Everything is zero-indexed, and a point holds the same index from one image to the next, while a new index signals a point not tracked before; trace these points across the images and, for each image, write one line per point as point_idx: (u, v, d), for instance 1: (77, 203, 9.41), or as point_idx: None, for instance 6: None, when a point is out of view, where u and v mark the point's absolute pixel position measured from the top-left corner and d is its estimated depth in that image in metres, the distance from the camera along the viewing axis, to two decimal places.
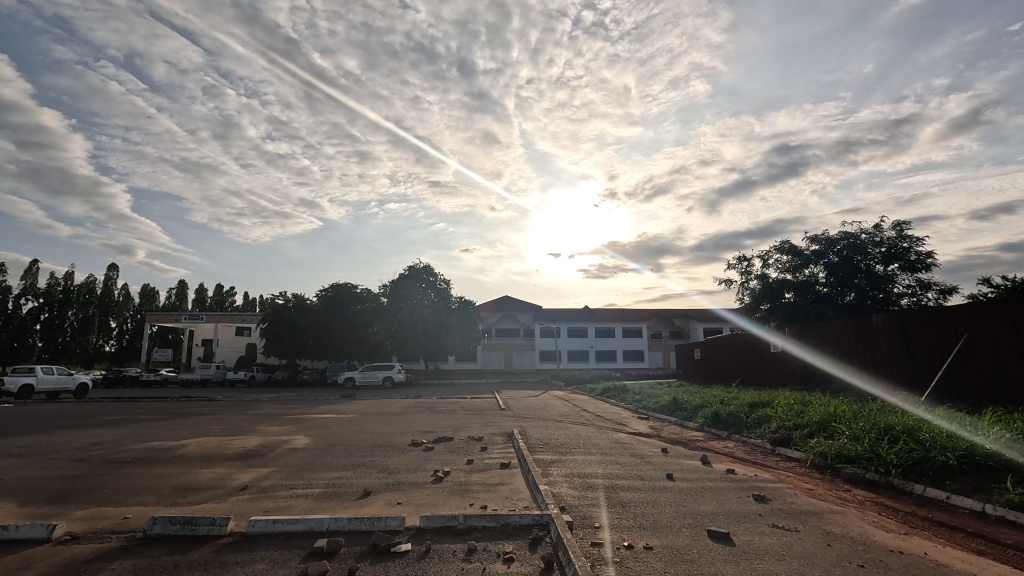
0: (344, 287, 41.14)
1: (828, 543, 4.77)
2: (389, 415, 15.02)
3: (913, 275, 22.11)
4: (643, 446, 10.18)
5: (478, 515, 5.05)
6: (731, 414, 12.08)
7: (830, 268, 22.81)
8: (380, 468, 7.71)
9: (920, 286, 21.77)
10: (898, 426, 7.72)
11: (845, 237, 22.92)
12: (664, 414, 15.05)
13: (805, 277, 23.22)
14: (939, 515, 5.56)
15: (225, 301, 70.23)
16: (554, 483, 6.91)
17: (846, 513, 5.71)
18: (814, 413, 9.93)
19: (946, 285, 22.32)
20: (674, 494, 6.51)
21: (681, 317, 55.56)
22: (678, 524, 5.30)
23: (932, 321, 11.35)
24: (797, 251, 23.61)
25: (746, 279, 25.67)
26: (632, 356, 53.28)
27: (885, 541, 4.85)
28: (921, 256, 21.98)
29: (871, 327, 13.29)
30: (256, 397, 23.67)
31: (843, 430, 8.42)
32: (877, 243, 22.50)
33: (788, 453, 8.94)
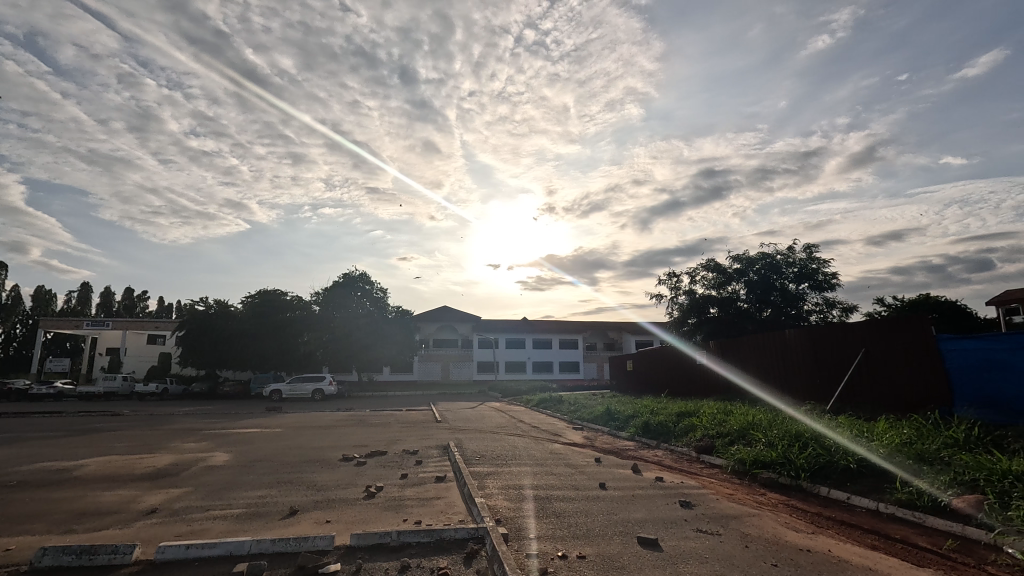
0: (273, 293, 39.31)
1: (746, 545, 5.08)
2: (319, 430, 14.38)
3: (820, 293, 24.19)
4: (577, 456, 10.39)
5: (412, 531, 4.94)
6: (659, 424, 12.63)
7: (749, 286, 24.51)
8: (308, 485, 7.35)
9: (826, 304, 23.85)
10: (807, 433, 8.38)
11: (763, 257, 24.75)
12: (598, 425, 15.44)
13: (728, 294, 24.83)
14: (841, 514, 6.08)
15: (134, 307, 64.40)
16: (489, 495, 6.91)
17: (762, 516, 6.11)
18: (734, 422, 10.59)
19: (848, 303, 24.62)
20: (606, 503, 6.69)
21: (615, 330, 57.43)
22: (609, 532, 5.45)
23: (838, 337, 12.42)
24: (720, 268, 25.22)
25: (676, 294, 27.05)
26: (567, 367, 54.44)
27: (795, 540, 5.23)
28: (827, 277, 24.13)
29: (785, 340, 14.37)
30: (168, 411, 21.80)
31: (760, 437, 9.04)
32: (790, 264, 24.44)
33: (711, 460, 9.47)
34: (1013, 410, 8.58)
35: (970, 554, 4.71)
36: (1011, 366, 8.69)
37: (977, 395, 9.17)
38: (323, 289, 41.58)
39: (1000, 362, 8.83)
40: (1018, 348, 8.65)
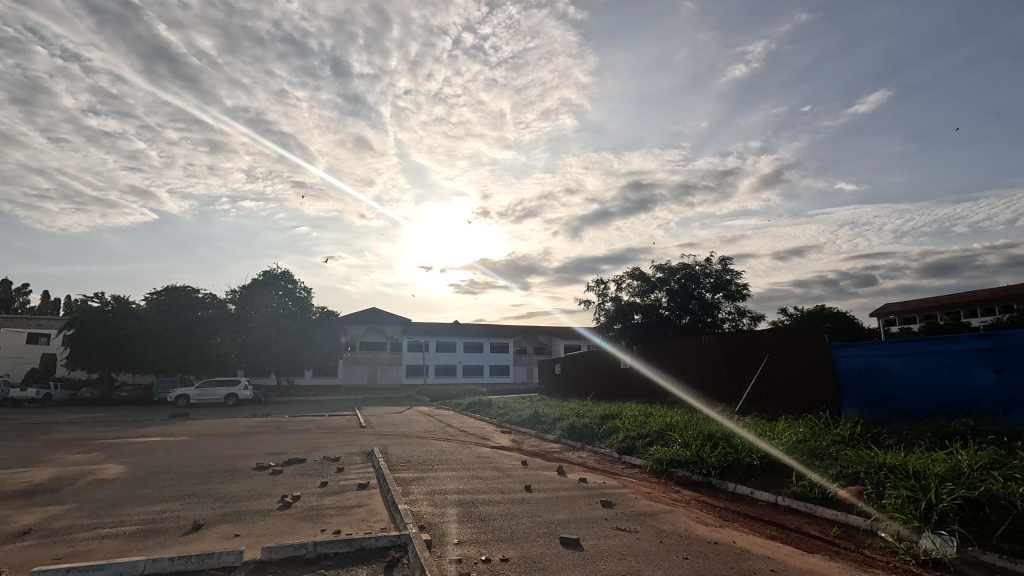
0: (182, 290, 36.28)
1: (660, 540, 5.34)
2: (230, 437, 13.41)
3: (733, 303, 26.03)
4: (504, 459, 10.44)
5: (330, 541, 4.73)
6: (584, 426, 12.99)
7: (670, 294, 25.89)
8: (215, 497, 6.82)
9: (738, 313, 25.70)
10: (718, 433, 8.96)
11: (683, 267, 26.25)
12: (525, 428, 15.62)
13: (651, 301, 26.08)
14: (745, 507, 6.55)
15: (11, 302, 56.91)
16: (413, 501, 6.77)
17: (676, 512, 6.45)
18: (653, 423, 11.12)
19: (756, 313, 26.67)
20: (531, 505, 6.77)
21: (544, 334, 58.46)
22: (533, 534, 5.52)
23: (746, 343, 13.41)
24: (645, 277, 26.46)
25: (603, 300, 28.03)
26: (497, 371, 54.71)
27: (704, 534, 5.57)
28: (739, 287, 26.01)
29: (701, 346, 15.29)
30: (50, 419, 19.43)
31: (676, 438, 9.56)
32: (707, 275, 26.10)
33: (632, 460, 9.88)
34: (887, 409, 9.61)
35: (851, 539, 5.23)
36: (886, 370, 9.71)
37: (859, 395, 10.21)
38: (240, 287, 38.80)
39: (877, 367, 9.88)
40: (891, 354, 9.67)
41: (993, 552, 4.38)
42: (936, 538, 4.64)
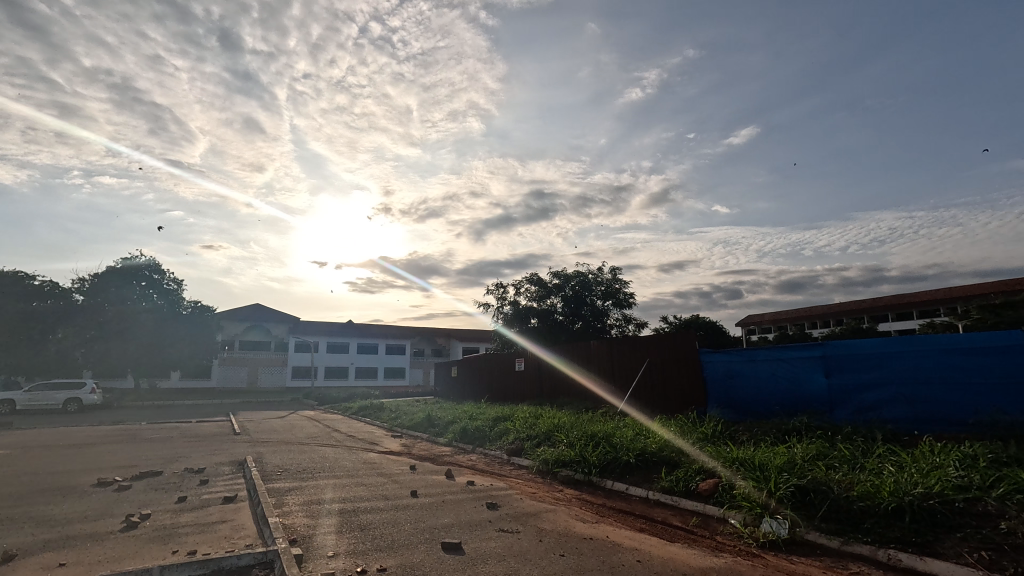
0: (12, 276, 30.69)
1: (540, 539, 5.50)
2: (67, 449, 11.54)
3: (621, 310, 27.75)
4: (391, 464, 10.12)
5: (182, 563, 4.24)
6: (476, 429, 13.05)
7: (565, 300, 26.98)
8: (38, 521, 5.80)
9: (625, 320, 27.47)
10: (600, 433, 9.48)
11: (578, 274, 27.51)
12: (417, 431, 15.32)
13: (547, 306, 27.01)
14: (620, 503, 6.98)
15: None
16: (287, 514, 6.31)
17: (557, 510, 6.70)
18: (542, 424, 11.47)
19: (641, 320, 28.69)
20: (416, 511, 6.64)
21: (443, 336, 57.93)
22: (414, 541, 5.40)
23: (630, 349, 14.36)
24: (542, 282, 27.35)
25: (502, 303, 28.50)
26: (392, 373, 53.19)
27: (581, 530, 5.85)
28: (626, 296, 27.80)
29: (590, 350, 16.11)
30: None
31: (562, 438, 9.95)
32: (599, 283, 27.58)
33: (520, 461, 10.11)
34: (743, 409, 10.80)
35: (707, 528, 5.78)
36: (744, 375, 10.92)
37: (722, 397, 11.35)
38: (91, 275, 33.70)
39: (736, 371, 11.09)
40: (748, 360, 10.87)
41: (815, 531, 5.08)
42: (773, 522, 5.27)
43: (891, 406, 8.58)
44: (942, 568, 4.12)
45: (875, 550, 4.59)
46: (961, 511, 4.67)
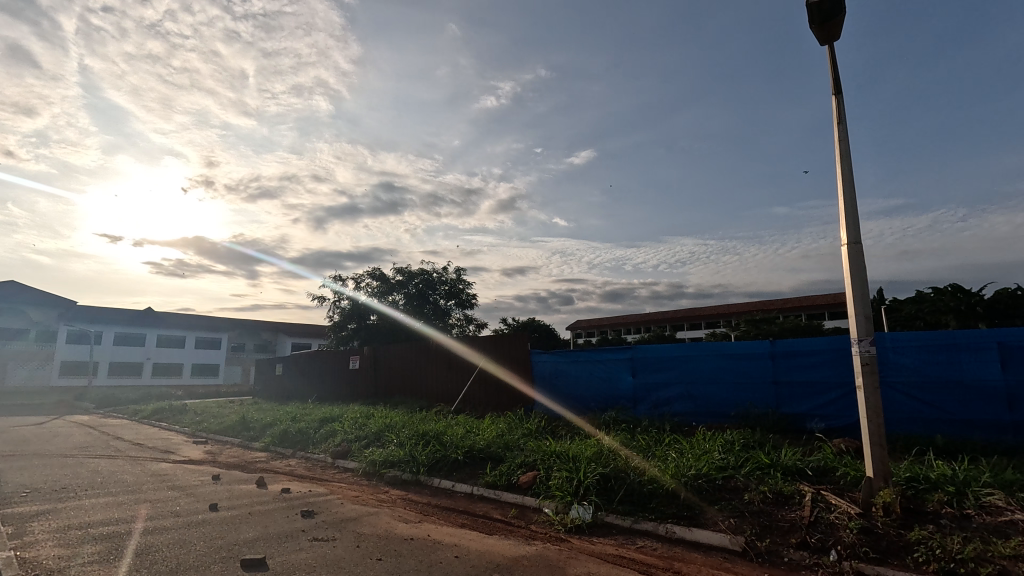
0: None
1: (357, 545, 5.24)
2: None
3: (462, 310, 28.14)
4: (188, 475, 8.74)
5: None
6: (299, 431, 12.03)
7: (407, 298, 26.46)
8: None
9: (465, 320, 27.98)
10: (431, 431, 9.45)
11: (422, 272, 27.23)
12: (227, 436, 13.58)
13: (388, 303, 26.25)
14: (445, 501, 7.02)
15: None
16: (30, 545, 5.02)
17: (379, 513, 6.48)
18: (372, 425, 11.03)
19: (481, 321, 29.50)
20: (213, 527, 5.82)
21: (269, 330, 52.49)
22: (206, 561, 4.72)
23: (467, 348, 14.57)
24: (384, 278, 26.49)
25: (339, 297, 26.89)
26: (203, 370, 46.49)
27: (402, 531, 5.72)
28: (469, 296, 28.28)
29: (428, 349, 16.00)
30: None
31: (392, 438, 9.69)
32: (443, 282, 27.63)
33: (345, 464, 9.57)
34: (565, 405, 11.80)
35: (524, 518, 6.11)
36: (567, 374, 11.90)
37: (547, 394, 12.22)
38: None
39: (561, 371, 12.01)
40: (571, 361, 11.87)
41: (613, 513, 5.71)
42: (580, 508, 5.79)
43: (678, 401, 10.10)
44: (703, 536, 4.95)
45: (656, 526, 5.31)
46: (720, 487, 5.68)
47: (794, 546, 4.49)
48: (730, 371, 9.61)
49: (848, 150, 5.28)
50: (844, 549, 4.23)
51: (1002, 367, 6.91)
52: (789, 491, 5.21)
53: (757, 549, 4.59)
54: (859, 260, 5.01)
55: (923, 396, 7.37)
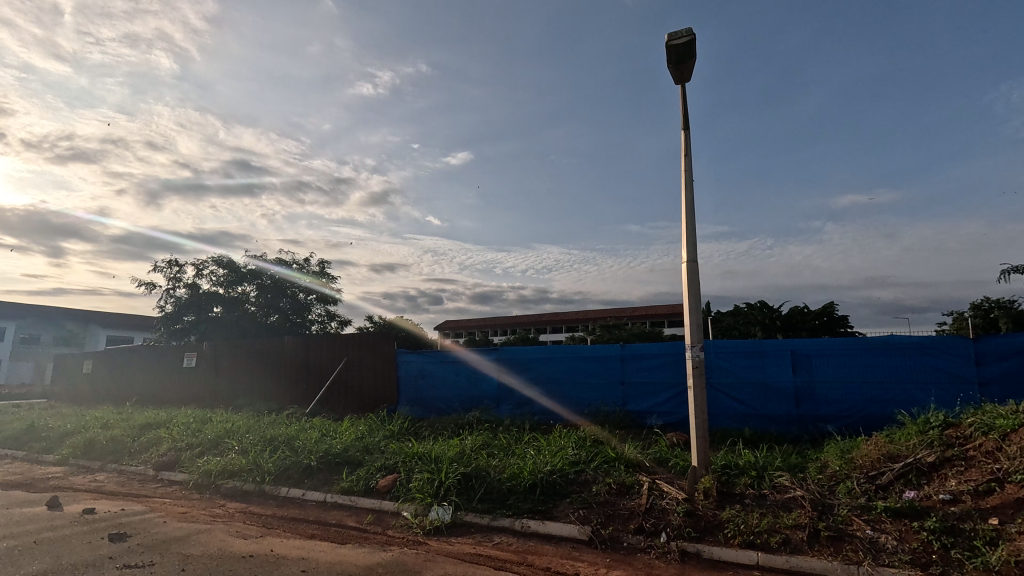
0: None
1: (182, 569, 4.56)
2: None
3: (324, 306, 26.14)
4: None
5: None
6: (111, 441, 10.18)
7: (260, 289, 24.04)
8: None
9: (327, 316, 26.20)
10: (281, 437, 8.66)
11: (279, 263, 24.86)
12: (7, 448, 11.00)
13: (236, 294, 23.59)
14: (293, 511, 6.45)
15: None
16: None
17: (212, 530, 5.73)
18: (209, 430, 9.77)
19: (345, 318, 27.83)
20: None
21: (77, 321, 43.82)
22: None
23: (326, 346, 13.59)
24: (233, 267, 23.74)
25: (175, 284, 23.47)
26: None
27: (240, 549, 5.13)
28: (333, 292, 26.26)
29: (281, 347, 14.62)
30: None
31: (234, 445, 8.67)
32: (304, 274, 25.27)
33: (171, 476, 8.32)
34: (429, 406, 11.70)
35: (380, 524, 5.88)
36: (433, 374, 11.79)
37: (411, 395, 11.99)
38: None
39: (428, 371, 11.85)
40: (438, 361, 11.78)
41: (472, 512, 5.77)
42: (439, 509, 5.75)
43: (539, 400, 10.60)
44: (555, 528, 5.23)
45: (513, 522, 5.47)
46: (572, 481, 6.06)
47: (632, 531, 4.97)
48: (585, 372, 10.34)
49: (691, 179, 6.00)
50: (672, 531, 4.79)
51: (792, 371, 8.41)
52: (630, 482, 5.75)
53: (601, 536, 4.98)
54: (696, 276, 5.72)
55: (737, 395, 8.68)
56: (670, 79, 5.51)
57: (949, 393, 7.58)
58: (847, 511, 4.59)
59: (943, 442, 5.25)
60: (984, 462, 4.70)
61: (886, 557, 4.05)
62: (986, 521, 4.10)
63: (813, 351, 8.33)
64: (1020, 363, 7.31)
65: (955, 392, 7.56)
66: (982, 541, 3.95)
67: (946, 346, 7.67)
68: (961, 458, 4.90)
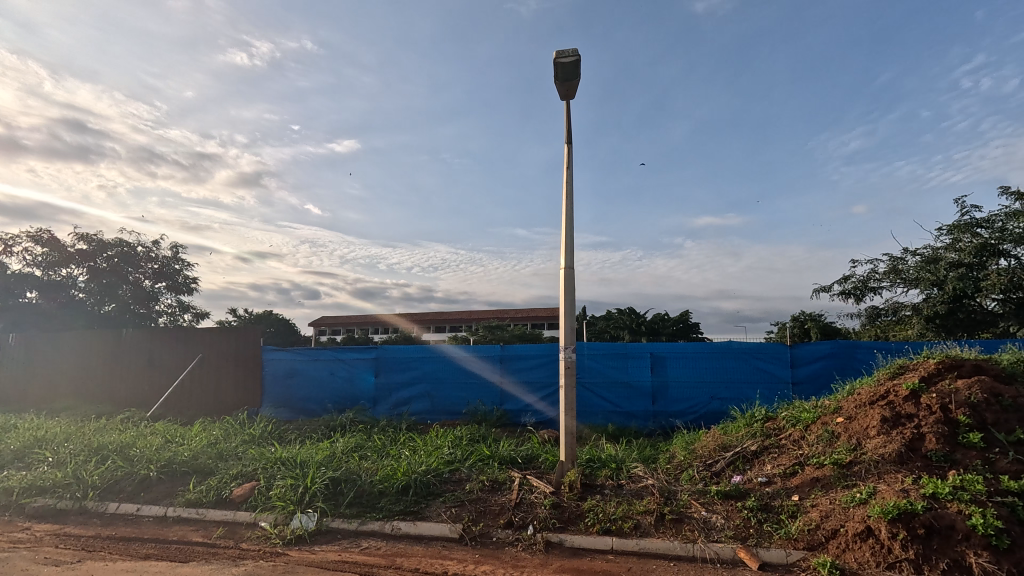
0: None
1: None
2: None
3: (176, 295, 22.91)
4: None
5: None
6: None
7: (92, 274, 20.49)
8: None
9: (180, 307, 23.14)
10: (112, 445, 7.48)
11: (119, 244, 21.21)
12: None
13: (59, 278, 19.92)
14: (123, 530, 5.62)
15: None
16: None
17: (11, 559, 4.78)
18: (13, 439, 8.12)
19: (202, 310, 24.69)
20: None
21: None
22: None
23: (175, 342, 12.00)
24: (57, 245, 20.00)
25: None
26: None
27: None
28: (188, 280, 23.09)
29: (118, 341, 12.64)
30: None
31: (46, 456, 7.31)
32: (151, 259, 21.83)
33: None
34: (299, 408, 10.96)
35: (233, 536, 5.37)
36: (304, 374, 11.04)
37: (279, 396, 11.12)
38: None
39: (297, 370, 11.07)
40: (310, 360, 11.05)
41: (339, 517, 5.51)
42: (303, 517, 5.41)
43: (417, 400, 10.46)
44: (426, 528, 5.20)
45: (383, 525, 5.33)
46: (446, 480, 6.09)
47: (502, 526, 5.12)
48: (465, 372, 10.42)
49: (571, 189, 6.35)
50: (538, 523, 5.03)
51: (651, 372, 9.29)
52: (503, 478, 5.92)
53: (472, 533, 5.06)
54: (571, 282, 6.07)
55: (604, 394, 9.39)
56: (557, 93, 5.78)
57: (770, 391, 8.94)
58: (689, 496, 5.20)
59: (763, 432, 6.18)
60: (792, 449, 5.63)
61: (716, 534, 4.66)
62: (790, 497, 4.91)
63: (669, 354, 9.29)
64: (822, 366, 8.87)
65: (775, 391, 8.93)
66: (787, 514, 4.73)
67: (771, 351, 9.01)
68: (776, 446, 5.82)
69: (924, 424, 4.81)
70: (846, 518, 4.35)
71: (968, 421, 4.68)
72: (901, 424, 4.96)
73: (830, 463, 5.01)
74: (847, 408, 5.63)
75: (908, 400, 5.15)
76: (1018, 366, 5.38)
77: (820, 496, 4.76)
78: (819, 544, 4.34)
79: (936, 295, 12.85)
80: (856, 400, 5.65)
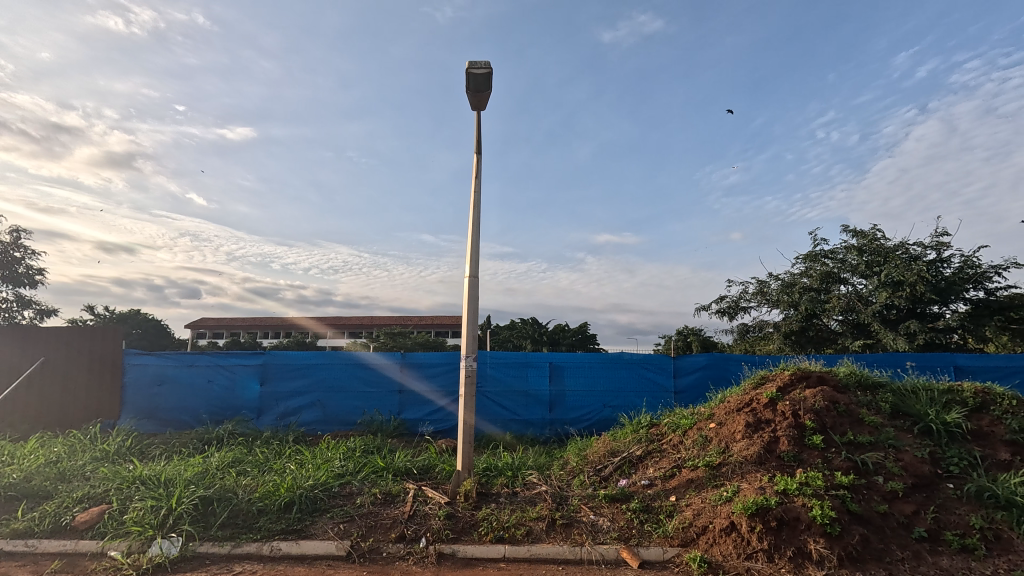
0: None
1: None
2: None
3: (14, 288, 19.48)
4: None
5: None
6: None
7: None
8: None
9: (18, 302, 19.69)
10: None
11: None
12: None
13: None
14: None
15: None
16: None
17: None
18: None
19: (48, 306, 21.25)
20: None
21: None
22: None
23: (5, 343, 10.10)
24: None
25: None
26: None
27: None
28: (30, 271, 19.76)
29: None
30: None
31: None
32: None
33: None
34: (167, 419, 9.81)
35: (72, 570, 4.63)
36: (175, 381, 9.91)
37: (142, 405, 9.86)
38: None
39: (167, 376, 9.92)
40: (184, 366, 9.95)
41: (209, 541, 4.99)
42: (165, 542, 4.83)
43: (307, 410, 9.83)
44: (309, 547, 4.87)
45: (261, 546, 4.91)
46: (334, 494, 5.77)
47: (393, 540, 4.95)
48: (362, 380, 9.99)
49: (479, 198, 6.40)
50: (432, 535, 4.94)
51: (549, 381, 9.59)
52: (397, 490, 5.75)
53: (360, 549, 4.84)
54: (475, 291, 6.10)
55: (504, 403, 9.50)
56: (469, 103, 5.82)
57: (655, 399, 9.62)
58: (579, 500, 5.42)
59: (647, 438, 6.63)
60: (671, 452, 6.10)
61: (602, 536, 4.89)
62: (668, 498, 5.31)
63: (566, 364, 9.65)
64: (699, 377, 9.73)
65: (659, 398, 9.63)
66: (665, 514, 5.10)
67: (657, 362, 9.71)
68: (658, 450, 6.27)
69: (779, 429, 5.47)
70: (714, 515, 4.79)
71: (813, 425, 5.39)
72: (761, 429, 5.59)
73: (703, 465, 5.51)
74: (718, 415, 6.22)
75: (767, 407, 5.83)
76: (852, 376, 6.29)
77: (693, 496, 5.20)
78: (691, 540, 4.73)
79: (792, 315, 14.77)
80: (726, 407, 6.27)
